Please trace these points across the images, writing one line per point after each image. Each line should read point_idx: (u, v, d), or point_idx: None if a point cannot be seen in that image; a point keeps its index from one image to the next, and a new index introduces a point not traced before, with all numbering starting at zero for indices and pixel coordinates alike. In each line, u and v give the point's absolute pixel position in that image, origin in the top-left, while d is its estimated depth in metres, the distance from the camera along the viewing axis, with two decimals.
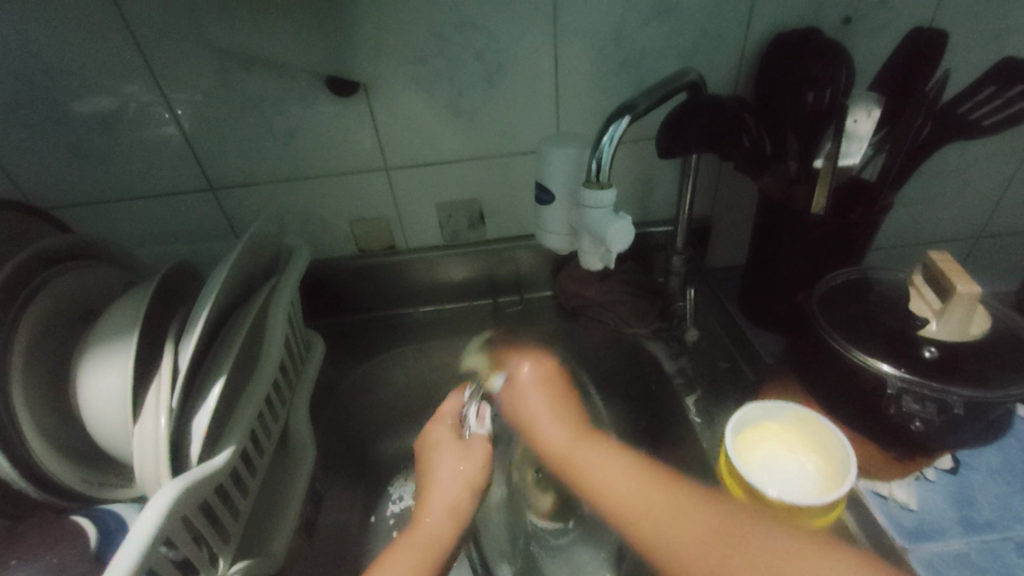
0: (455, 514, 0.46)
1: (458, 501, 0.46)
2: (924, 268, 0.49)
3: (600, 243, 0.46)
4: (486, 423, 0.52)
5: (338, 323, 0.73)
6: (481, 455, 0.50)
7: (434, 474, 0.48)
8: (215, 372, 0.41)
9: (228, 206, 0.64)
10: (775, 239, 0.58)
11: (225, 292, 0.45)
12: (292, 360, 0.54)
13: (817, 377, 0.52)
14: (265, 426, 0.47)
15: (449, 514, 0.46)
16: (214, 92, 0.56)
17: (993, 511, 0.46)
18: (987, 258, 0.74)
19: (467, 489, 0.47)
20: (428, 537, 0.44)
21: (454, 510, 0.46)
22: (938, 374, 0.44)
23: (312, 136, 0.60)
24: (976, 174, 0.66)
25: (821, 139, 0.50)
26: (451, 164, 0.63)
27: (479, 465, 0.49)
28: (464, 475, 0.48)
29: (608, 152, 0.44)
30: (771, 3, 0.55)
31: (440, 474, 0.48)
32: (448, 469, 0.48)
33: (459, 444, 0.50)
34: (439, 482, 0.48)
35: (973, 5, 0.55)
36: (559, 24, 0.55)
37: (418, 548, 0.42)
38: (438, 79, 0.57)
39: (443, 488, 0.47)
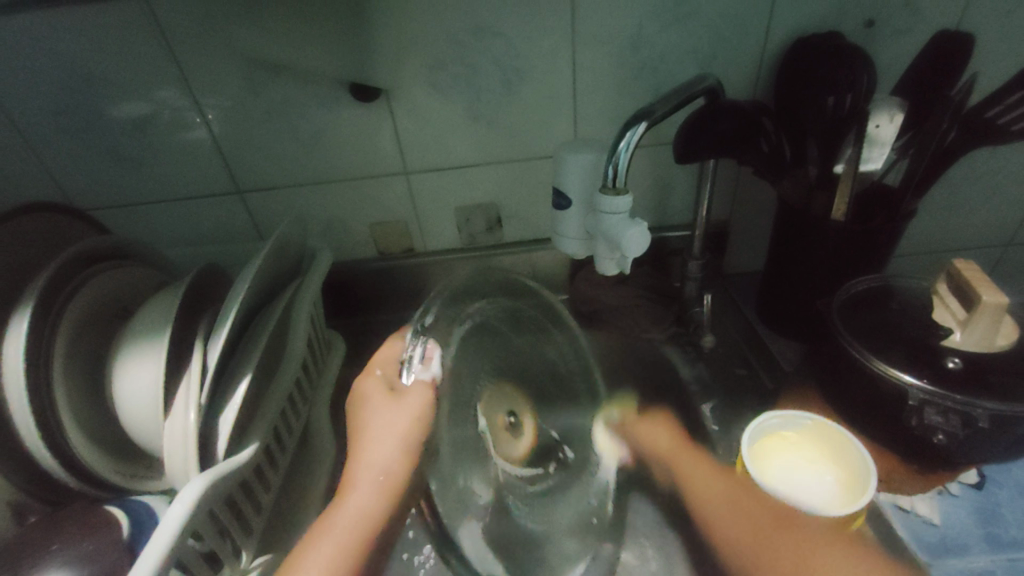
0: (385, 485, 0.39)
1: (390, 465, 0.39)
2: (948, 276, 0.47)
3: (615, 248, 0.47)
4: (431, 367, 0.39)
5: (358, 324, 0.74)
6: (420, 404, 0.39)
7: (365, 430, 0.41)
8: (242, 369, 0.43)
9: (254, 208, 0.66)
10: (794, 246, 0.58)
11: (251, 292, 0.47)
12: (313, 359, 0.56)
13: (836, 390, 0.51)
14: (286, 423, 0.49)
15: (379, 485, 0.39)
16: (242, 99, 0.58)
17: (1020, 528, 0.45)
18: (1016, 267, 0.72)
19: (401, 450, 0.39)
20: (350, 515, 0.38)
21: (385, 478, 0.39)
22: (961, 387, 0.43)
23: (335, 140, 0.61)
24: (1005, 180, 0.65)
25: (841, 144, 0.51)
26: (470, 168, 0.64)
27: (417, 419, 0.39)
28: (397, 430, 0.39)
29: (624, 158, 0.44)
30: (791, 8, 0.55)
31: (376, 430, 0.40)
32: (380, 423, 0.40)
33: (392, 397, 0.40)
34: (370, 441, 0.40)
35: (1002, 8, 0.54)
36: (577, 31, 0.56)
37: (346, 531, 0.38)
38: (458, 85, 0.58)
39: (375, 447, 0.40)
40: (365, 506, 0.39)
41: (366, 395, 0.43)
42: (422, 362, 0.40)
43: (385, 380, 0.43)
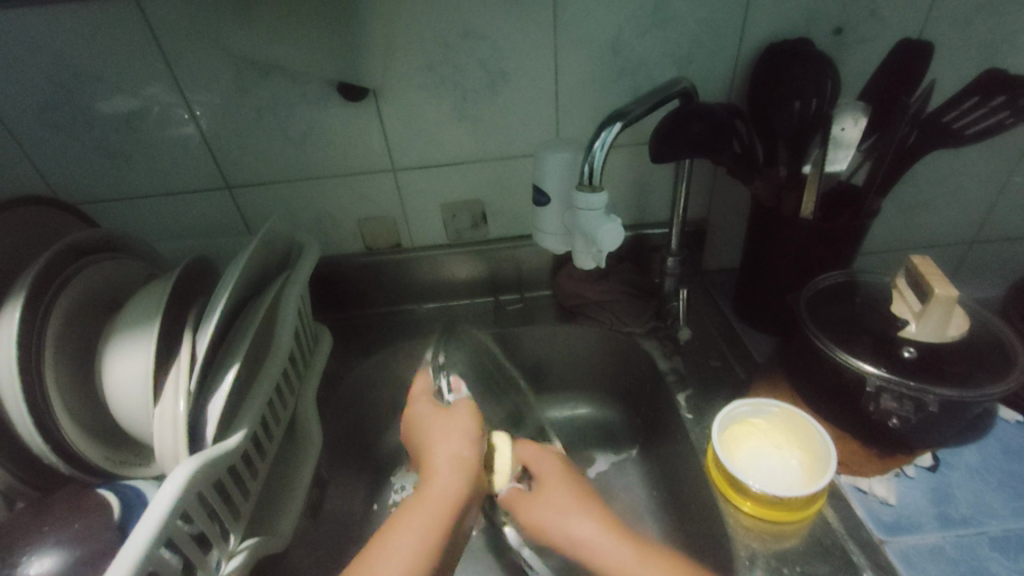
0: (461, 465, 0.47)
1: (462, 451, 0.48)
2: (906, 271, 0.50)
3: (591, 243, 0.49)
4: (462, 392, 0.55)
5: (346, 318, 0.76)
6: (469, 407, 0.52)
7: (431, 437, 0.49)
8: (231, 358, 0.44)
9: (242, 204, 0.67)
10: (765, 243, 0.60)
11: (239, 284, 0.48)
12: (300, 351, 0.57)
13: (806, 377, 0.54)
14: (274, 411, 0.50)
15: (455, 466, 0.46)
16: (231, 96, 0.59)
17: (968, 507, 0.48)
18: (977, 266, 0.76)
19: (466, 438, 0.49)
20: (437, 496, 0.44)
21: (460, 460, 0.47)
22: (914, 374, 0.46)
23: (322, 138, 0.63)
24: (966, 182, 0.68)
25: (810, 145, 0.53)
26: (455, 166, 0.66)
27: (473, 416, 0.51)
28: (460, 425, 0.50)
29: (599, 157, 0.46)
30: (765, 15, 0.57)
31: (443, 433, 0.49)
32: (444, 426, 0.50)
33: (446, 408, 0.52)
34: (439, 440, 0.49)
35: (961, 18, 0.57)
36: (559, 34, 0.58)
37: (434, 509, 0.43)
38: (444, 85, 0.60)
39: (443, 445, 0.48)
40: (445, 487, 0.45)
41: (420, 420, 0.52)
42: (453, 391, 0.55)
43: (432, 405, 0.53)
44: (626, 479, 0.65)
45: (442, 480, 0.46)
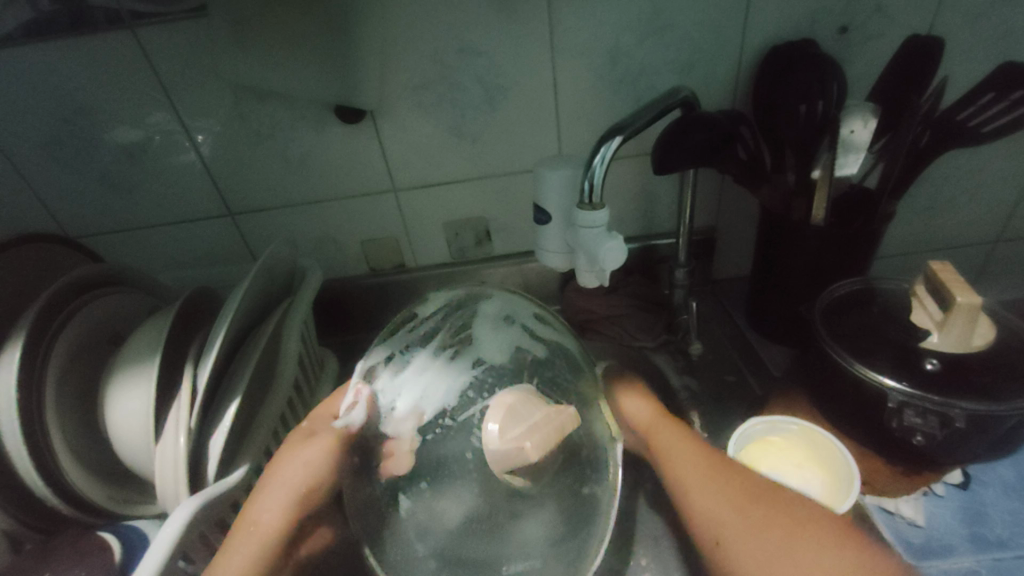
0: (263, 542, 0.37)
1: (270, 517, 0.38)
2: (925, 278, 0.49)
3: (593, 262, 0.48)
4: (356, 415, 0.40)
5: (352, 341, 0.75)
6: (325, 445, 0.39)
7: (274, 469, 0.40)
8: (231, 392, 0.44)
9: (244, 230, 0.67)
10: (777, 252, 0.59)
11: (241, 314, 0.48)
12: (305, 378, 0.57)
13: (820, 391, 0.52)
14: (279, 440, 0.50)
15: (255, 534, 0.37)
16: (231, 123, 0.59)
17: (1005, 527, 0.46)
18: (1002, 266, 0.73)
19: (292, 496, 0.38)
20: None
21: (261, 531, 0.37)
22: (938, 387, 0.44)
23: (321, 162, 0.63)
24: (986, 182, 0.66)
25: (817, 152, 0.51)
26: (456, 183, 0.65)
27: (322, 461, 0.39)
28: (295, 480, 0.39)
29: (599, 173, 0.45)
30: (766, 19, 0.56)
31: (280, 473, 0.39)
32: (289, 468, 0.39)
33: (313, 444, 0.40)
34: (269, 484, 0.39)
35: (972, 12, 0.55)
36: (556, 48, 0.57)
37: None
38: (442, 105, 0.60)
39: (273, 492, 0.39)
40: (242, 563, 0.36)
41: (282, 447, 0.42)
42: (348, 405, 0.40)
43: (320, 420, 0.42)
44: None
45: (234, 557, 0.36)
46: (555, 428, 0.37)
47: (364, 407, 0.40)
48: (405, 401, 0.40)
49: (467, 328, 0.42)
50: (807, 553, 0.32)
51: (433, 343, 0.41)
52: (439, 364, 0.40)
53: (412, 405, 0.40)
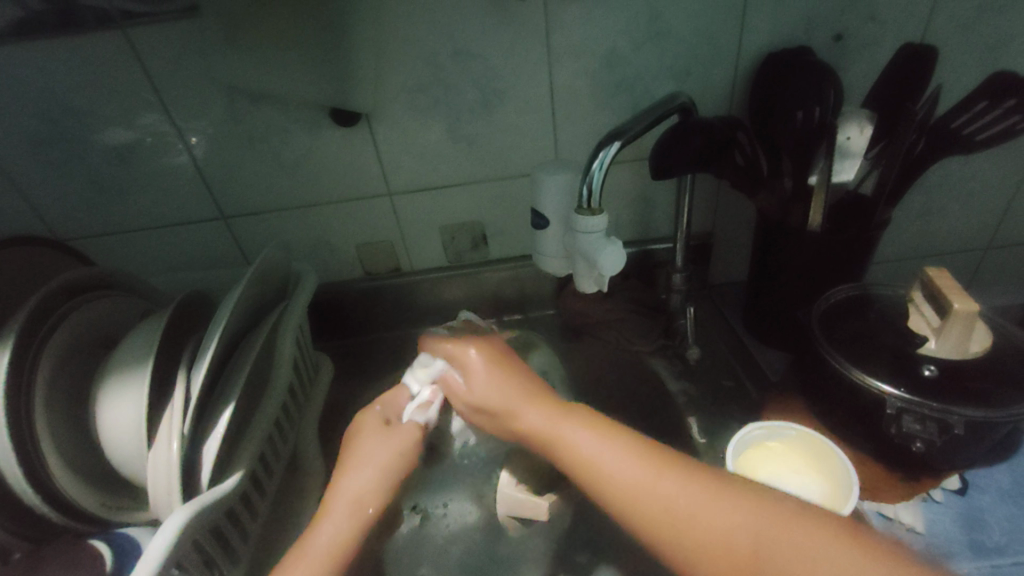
0: (357, 511, 0.43)
1: (364, 489, 0.44)
2: (922, 284, 0.49)
3: (592, 266, 0.48)
4: (432, 408, 0.50)
5: (347, 345, 0.75)
6: (411, 432, 0.48)
7: (360, 450, 0.46)
8: (226, 398, 0.43)
9: (237, 232, 0.67)
10: (773, 256, 0.59)
11: (234, 319, 0.47)
12: (300, 383, 0.57)
13: (818, 397, 0.52)
14: (273, 447, 0.49)
15: (353, 509, 0.42)
16: (225, 124, 0.59)
17: (1004, 533, 0.46)
18: (994, 271, 0.74)
19: (381, 475, 0.45)
20: (318, 549, 0.39)
21: (359, 503, 0.43)
22: (937, 393, 0.44)
23: (316, 164, 0.62)
24: (979, 187, 0.66)
25: (815, 157, 0.51)
26: (453, 187, 0.65)
27: (408, 444, 0.47)
28: (384, 459, 0.46)
29: (598, 177, 0.45)
30: (763, 25, 0.56)
31: (359, 466, 0.45)
32: (377, 450, 0.46)
33: (388, 429, 0.48)
34: (357, 464, 0.45)
35: (966, 20, 0.56)
36: (554, 51, 0.57)
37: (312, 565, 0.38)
38: (439, 107, 0.59)
39: (361, 470, 0.45)
40: (336, 535, 0.41)
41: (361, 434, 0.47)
42: (423, 404, 0.50)
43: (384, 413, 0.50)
44: None
45: (326, 529, 0.41)
46: (553, 490, 0.49)
47: (436, 407, 0.51)
48: (467, 420, 0.54)
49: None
50: (795, 533, 0.31)
51: None
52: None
53: (468, 425, 0.54)
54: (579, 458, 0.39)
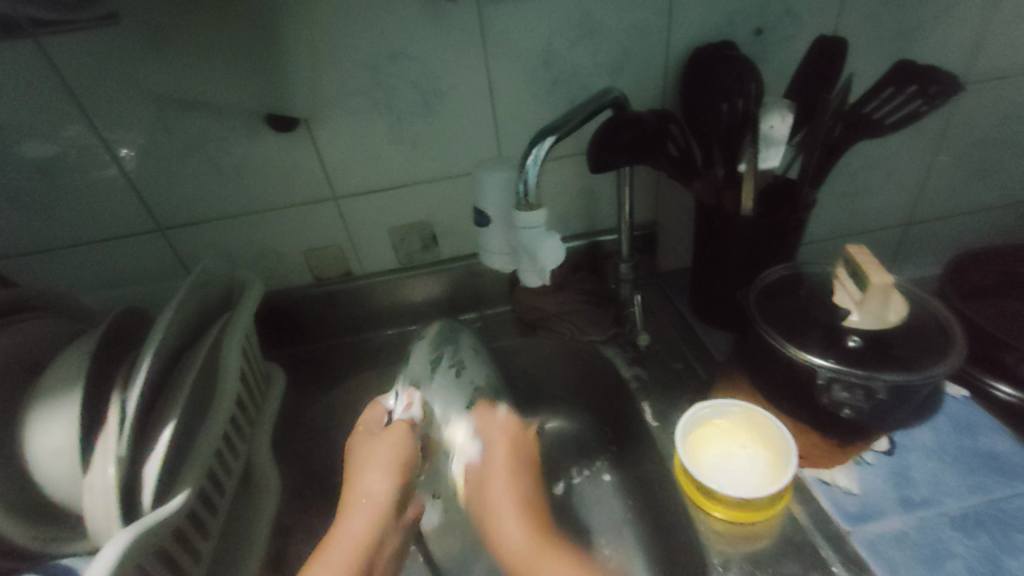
0: (376, 507, 0.46)
1: (377, 491, 0.46)
2: (845, 261, 0.52)
3: (535, 261, 0.49)
4: (412, 408, 0.54)
5: (301, 354, 0.74)
6: (401, 432, 0.50)
7: (369, 452, 0.49)
8: (166, 417, 0.41)
9: (177, 245, 0.64)
10: (713, 241, 0.61)
11: (172, 334, 0.46)
12: (249, 395, 0.55)
13: (759, 372, 0.55)
14: (223, 463, 0.48)
15: (369, 506, 0.46)
16: (155, 134, 0.57)
17: (927, 488, 0.49)
18: (910, 245, 0.80)
19: (388, 474, 0.47)
20: (349, 535, 0.44)
21: (374, 501, 0.46)
22: (860, 362, 0.47)
23: (256, 172, 0.61)
24: (893, 169, 0.71)
25: (741, 147, 0.54)
26: (399, 189, 0.65)
27: (399, 443, 0.50)
28: (389, 456, 0.49)
29: (534, 173, 0.46)
30: (689, 21, 0.58)
31: (370, 469, 0.48)
32: (383, 448, 0.49)
33: (394, 429, 0.51)
34: (366, 466, 0.48)
35: (871, 13, 0.60)
36: (489, 51, 0.57)
37: (346, 550, 0.43)
38: (379, 110, 0.59)
39: (375, 464, 0.48)
40: (358, 529, 0.45)
41: (360, 441, 0.52)
42: (404, 407, 0.54)
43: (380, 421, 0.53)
44: (600, 492, 0.63)
45: (355, 522, 0.45)
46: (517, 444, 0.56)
47: (418, 406, 0.54)
48: (439, 405, 0.55)
49: (461, 356, 0.59)
50: None
51: (443, 362, 0.57)
52: (448, 381, 0.56)
53: (443, 410, 0.55)
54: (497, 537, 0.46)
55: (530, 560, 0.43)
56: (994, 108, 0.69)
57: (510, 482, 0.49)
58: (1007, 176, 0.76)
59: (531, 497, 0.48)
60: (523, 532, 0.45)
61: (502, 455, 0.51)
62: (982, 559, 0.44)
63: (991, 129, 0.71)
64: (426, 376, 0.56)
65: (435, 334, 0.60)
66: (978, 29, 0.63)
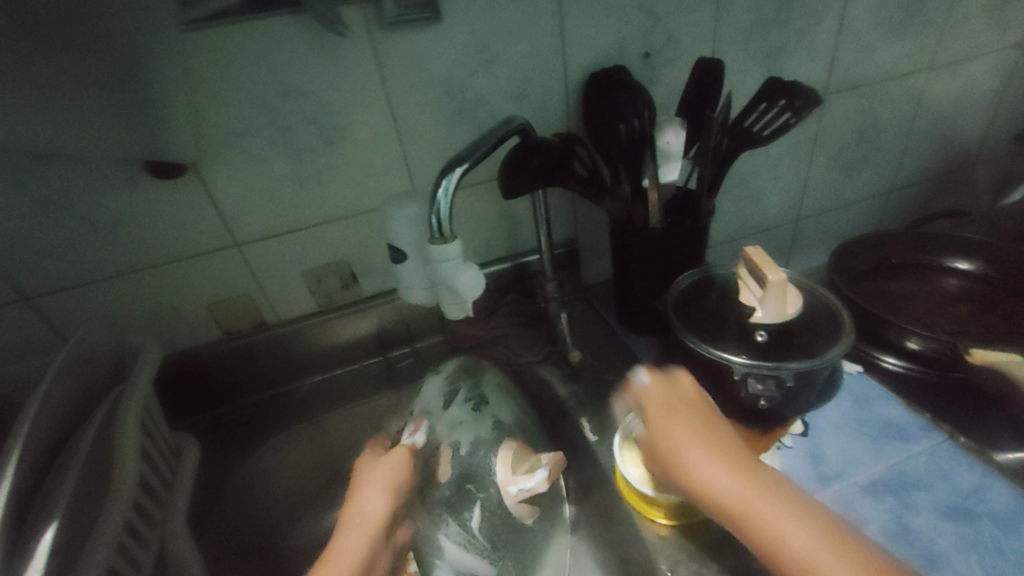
0: (370, 527, 0.42)
1: (376, 509, 0.43)
2: (744, 261, 0.56)
3: (456, 293, 0.48)
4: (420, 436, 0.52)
5: (216, 417, 0.67)
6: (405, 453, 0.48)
7: (367, 472, 0.47)
8: (47, 517, 0.35)
9: (53, 314, 0.57)
10: (629, 252, 0.64)
11: (44, 418, 0.40)
12: (154, 473, 0.49)
13: (686, 377, 0.57)
14: (128, 557, 0.41)
15: (364, 524, 0.42)
16: (14, 190, 0.50)
17: (839, 461, 0.54)
18: (798, 240, 0.89)
19: (389, 495, 0.44)
20: (343, 558, 0.40)
21: (370, 518, 0.43)
22: (769, 355, 0.51)
23: (144, 225, 0.55)
24: (777, 173, 0.79)
25: (643, 165, 0.56)
26: (311, 229, 0.62)
27: (404, 463, 0.47)
28: (391, 476, 0.46)
29: (445, 205, 0.45)
30: (581, 47, 0.61)
31: (368, 491, 0.44)
32: (383, 469, 0.46)
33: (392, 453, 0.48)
34: (365, 485, 0.45)
35: (740, 37, 0.66)
36: (390, 84, 0.56)
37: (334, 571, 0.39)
38: (279, 149, 0.56)
39: (375, 484, 0.45)
40: (354, 550, 0.41)
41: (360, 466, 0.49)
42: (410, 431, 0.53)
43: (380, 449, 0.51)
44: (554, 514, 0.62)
45: (351, 541, 0.41)
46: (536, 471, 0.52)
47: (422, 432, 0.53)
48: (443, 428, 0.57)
49: (483, 394, 0.62)
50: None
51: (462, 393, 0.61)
52: (466, 413, 0.59)
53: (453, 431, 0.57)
54: (351, 518, 0.43)
55: (374, 528, 0.42)
56: (853, 114, 0.78)
57: (388, 471, 0.46)
58: (869, 172, 0.86)
59: (382, 528, 0.43)
60: (385, 505, 0.44)
61: (401, 460, 0.47)
62: (891, 520, 0.48)
63: (851, 132, 0.80)
64: (440, 406, 0.59)
65: (453, 369, 0.63)
66: (830, 47, 0.71)
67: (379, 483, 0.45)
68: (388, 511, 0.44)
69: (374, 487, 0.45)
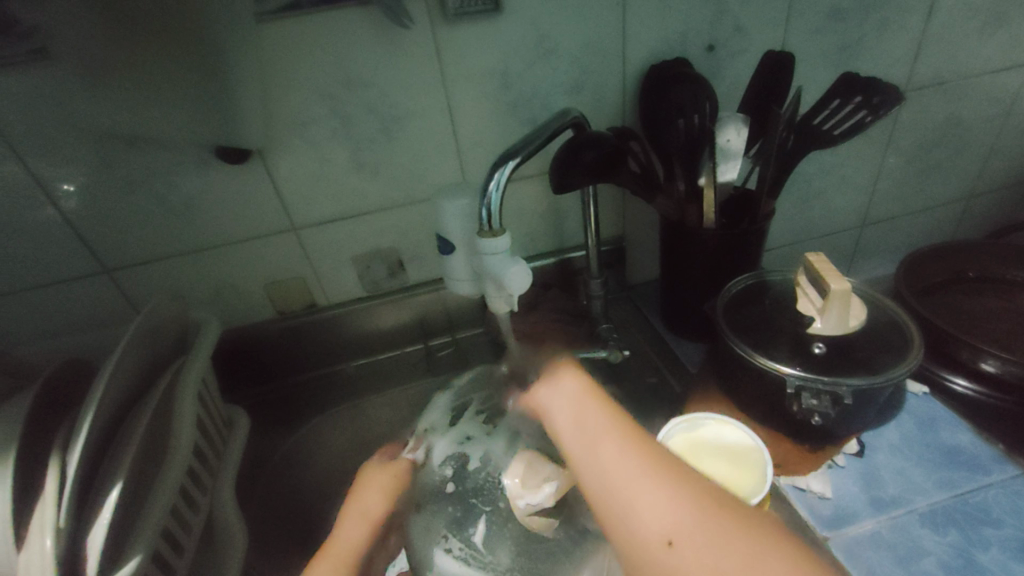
0: (367, 519, 0.45)
1: (372, 507, 0.46)
2: (805, 268, 0.53)
3: (502, 287, 0.48)
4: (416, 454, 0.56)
5: (266, 393, 0.70)
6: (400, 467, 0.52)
7: (364, 474, 0.50)
8: (113, 476, 0.38)
9: (127, 286, 0.61)
10: (680, 253, 0.62)
11: (116, 384, 0.42)
12: (208, 443, 0.52)
13: (732, 384, 0.55)
14: (181, 519, 0.44)
15: (363, 517, 0.45)
16: (97, 170, 0.53)
17: (897, 486, 0.50)
18: (862, 248, 0.84)
19: (383, 496, 0.48)
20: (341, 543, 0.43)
21: (368, 514, 0.46)
22: (826, 369, 0.48)
23: (210, 207, 0.58)
24: (845, 176, 0.74)
25: (700, 163, 0.54)
26: (363, 217, 0.63)
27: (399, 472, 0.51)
28: (386, 481, 0.49)
29: (496, 197, 0.45)
30: (643, 38, 0.59)
31: (362, 496, 0.47)
32: (378, 477, 0.50)
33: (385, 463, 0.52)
34: (362, 488, 0.48)
35: (815, 28, 0.62)
36: (447, 75, 0.57)
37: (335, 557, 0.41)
38: (336, 137, 0.57)
39: (370, 490, 0.48)
40: (353, 536, 0.43)
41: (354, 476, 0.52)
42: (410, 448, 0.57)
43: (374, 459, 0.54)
44: None
45: (351, 529, 0.44)
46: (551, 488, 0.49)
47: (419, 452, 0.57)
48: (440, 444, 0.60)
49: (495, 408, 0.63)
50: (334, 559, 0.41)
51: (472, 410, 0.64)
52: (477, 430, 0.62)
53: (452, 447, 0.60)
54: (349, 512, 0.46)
55: (370, 520, 0.45)
56: (936, 113, 0.72)
57: (381, 479, 0.50)
58: (949, 178, 0.80)
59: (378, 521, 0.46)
60: (381, 503, 0.47)
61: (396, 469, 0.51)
62: (953, 554, 0.45)
63: (932, 133, 0.74)
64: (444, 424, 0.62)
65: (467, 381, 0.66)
66: (916, 40, 0.66)
67: (372, 487, 0.48)
68: (383, 508, 0.47)
69: (370, 490, 0.48)
